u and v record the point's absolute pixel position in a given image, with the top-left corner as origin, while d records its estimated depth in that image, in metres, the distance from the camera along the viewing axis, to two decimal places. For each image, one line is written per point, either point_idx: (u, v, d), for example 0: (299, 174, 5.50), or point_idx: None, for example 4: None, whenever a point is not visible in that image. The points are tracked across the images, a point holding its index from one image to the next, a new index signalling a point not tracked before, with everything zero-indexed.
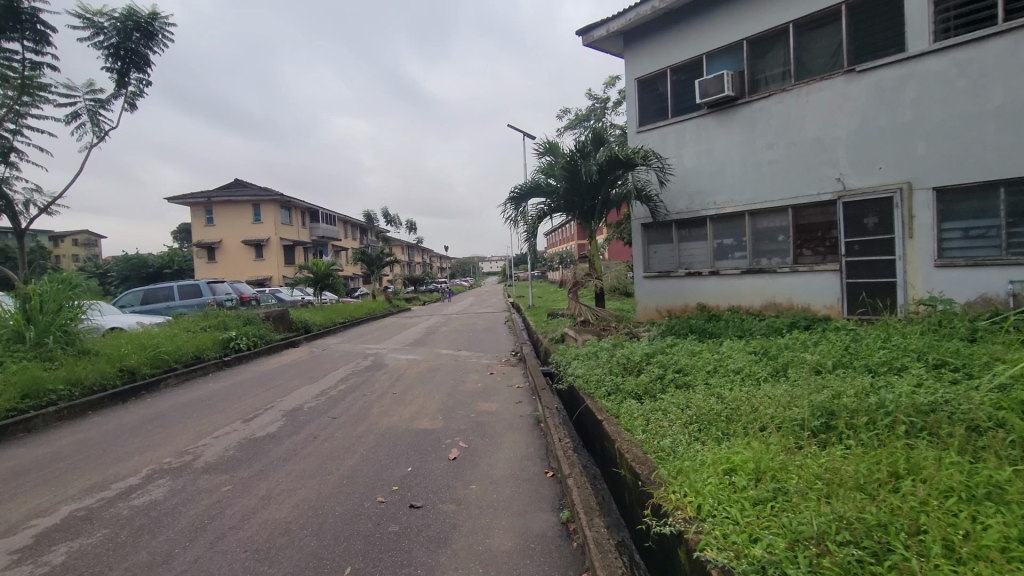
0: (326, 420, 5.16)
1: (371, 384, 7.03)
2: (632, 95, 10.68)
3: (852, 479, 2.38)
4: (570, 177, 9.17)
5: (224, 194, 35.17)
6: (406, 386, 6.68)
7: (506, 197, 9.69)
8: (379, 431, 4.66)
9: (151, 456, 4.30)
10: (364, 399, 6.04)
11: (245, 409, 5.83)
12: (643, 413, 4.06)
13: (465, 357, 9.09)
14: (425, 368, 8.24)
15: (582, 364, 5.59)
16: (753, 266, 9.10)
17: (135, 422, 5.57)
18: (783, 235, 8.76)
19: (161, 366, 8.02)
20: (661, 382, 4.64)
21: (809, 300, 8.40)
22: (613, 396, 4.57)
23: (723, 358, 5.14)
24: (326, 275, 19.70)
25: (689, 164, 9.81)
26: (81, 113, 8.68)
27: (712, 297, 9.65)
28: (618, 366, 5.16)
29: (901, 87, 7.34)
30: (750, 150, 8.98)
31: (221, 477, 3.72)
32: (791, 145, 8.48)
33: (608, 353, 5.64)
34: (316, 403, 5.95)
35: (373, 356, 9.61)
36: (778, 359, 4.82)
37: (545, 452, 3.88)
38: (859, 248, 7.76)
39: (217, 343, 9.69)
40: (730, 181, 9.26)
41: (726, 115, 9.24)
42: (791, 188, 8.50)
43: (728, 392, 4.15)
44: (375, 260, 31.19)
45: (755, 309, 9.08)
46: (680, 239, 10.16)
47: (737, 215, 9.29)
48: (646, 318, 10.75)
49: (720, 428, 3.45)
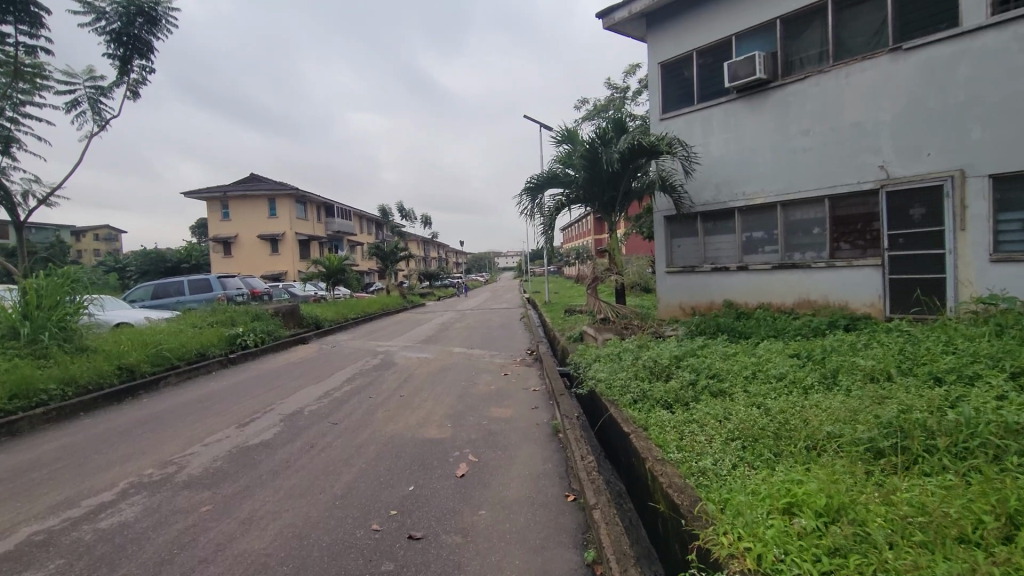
0: (326, 426, 4.77)
1: (378, 385, 6.64)
2: (655, 80, 10.15)
3: (956, 524, 1.88)
4: (591, 166, 8.66)
5: (240, 188, 35.18)
6: (415, 388, 6.28)
7: (522, 188, 9.22)
8: (382, 440, 4.26)
9: (132, 466, 3.93)
10: (369, 402, 5.65)
11: (243, 412, 5.47)
12: (676, 426, 3.59)
13: (478, 355, 8.67)
14: (437, 367, 7.84)
15: (605, 366, 5.13)
16: (784, 261, 8.55)
17: (126, 425, 5.24)
18: (818, 228, 8.20)
19: (162, 364, 7.72)
20: (694, 390, 4.16)
21: (846, 297, 7.85)
22: (642, 405, 4.11)
23: (762, 362, 4.64)
24: (339, 270, 19.42)
25: (716, 153, 9.27)
26: (81, 100, 8.38)
27: (740, 294, 9.12)
28: (644, 370, 4.69)
29: (953, 66, 6.74)
30: (784, 137, 8.42)
31: (202, 495, 3.33)
32: (828, 130, 7.90)
33: (633, 354, 5.17)
34: (318, 406, 5.57)
35: (383, 354, 9.23)
36: (826, 364, 4.32)
37: (565, 470, 3.43)
38: (903, 241, 7.17)
39: (222, 340, 9.39)
40: (761, 171, 8.71)
41: (757, 99, 8.68)
42: (828, 178, 7.92)
43: (772, 402, 3.67)
44: (390, 255, 30.96)
45: (786, 306, 8.54)
46: (706, 233, 9.63)
47: (768, 206, 8.74)
48: (668, 315, 10.23)
49: (771, 450, 2.97)
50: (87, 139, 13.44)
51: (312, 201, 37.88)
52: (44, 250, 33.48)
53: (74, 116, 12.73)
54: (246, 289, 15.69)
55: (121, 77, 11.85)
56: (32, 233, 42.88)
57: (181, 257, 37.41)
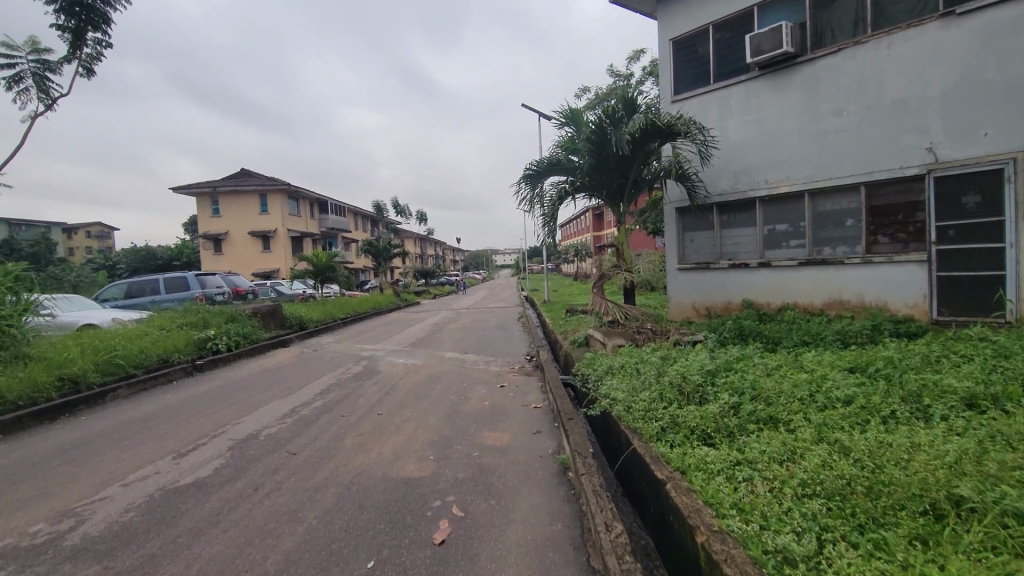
0: (283, 458, 3.88)
1: (355, 399, 5.74)
2: (666, 59, 9.27)
3: None
4: (597, 151, 7.76)
5: (230, 183, 34.18)
6: (396, 404, 5.38)
7: (521, 176, 8.33)
8: (347, 480, 3.37)
9: (18, 521, 3.02)
10: (339, 424, 4.75)
11: (188, 436, 4.56)
12: (726, 473, 2.72)
13: (471, 362, 7.77)
14: (425, 376, 6.95)
15: (621, 382, 4.27)
16: (813, 256, 7.70)
17: (45, 451, 4.33)
18: (851, 220, 7.33)
19: (113, 373, 6.80)
20: (738, 419, 3.29)
21: (884, 297, 7.00)
22: (673, 439, 3.22)
23: (817, 380, 3.77)
24: (329, 267, 18.42)
25: (736, 137, 8.40)
26: (25, 75, 7.45)
27: (762, 293, 8.25)
28: (670, 388, 3.82)
29: (1016, 32, 5.92)
30: (813, 118, 7.56)
31: (87, 572, 2.44)
32: (866, 110, 7.05)
33: (654, 367, 4.29)
34: (280, 428, 4.68)
35: (367, 360, 8.35)
36: (904, 385, 3.45)
37: (584, 536, 2.54)
38: (954, 233, 6.33)
39: (190, 344, 8.48)
40: (787, 156, 7.84)
41: (783, 76, 7.82)
42: (865, 162, 7.06)
43: (849, 439, 2.81)
44: (382, 252, 29.98)
45: (815, 307, 7.68)
46: (723, 226, 8.76)
47: (793, 195, 7.89)
48: (680, 315, 9.34)
49: (872, 524, 2.12)
50: (33, 117, 12.44)
51: (304, 196, 36.90)
52: (30, 246, 32.46)
53: (20, 93, 11.71)
54: (227, 287, 14.74)
55: (73, 52, 10.95)
56: (21, 229, 41.86)
57: (169, 254, 36.40)
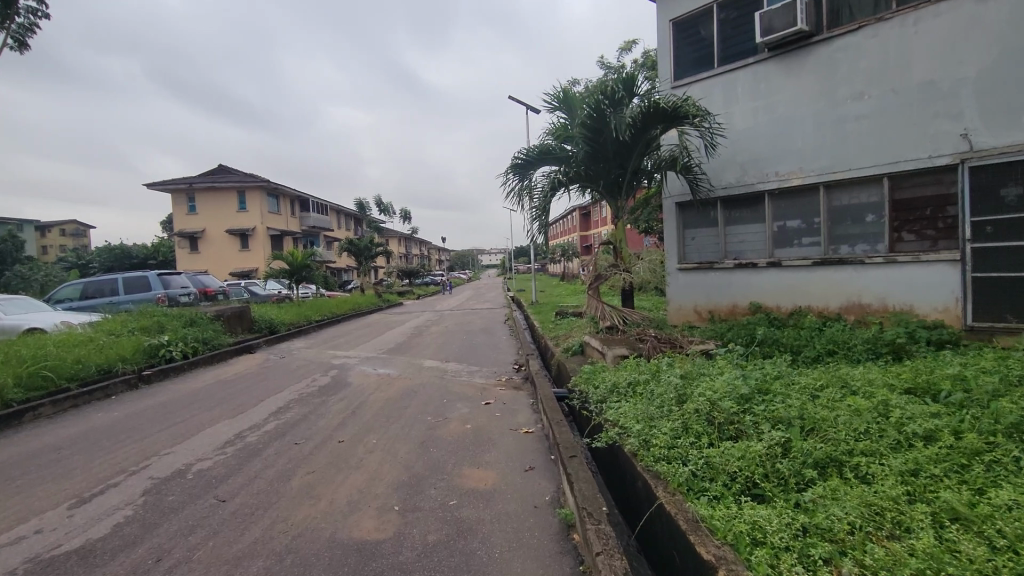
0: (208, 508, 3.05)
1: (316, 419, 4.91)
2: (665, 42, 8.53)
3: None
4: (594, 137, 7.01)
5: (207, 179, 32.95)
6: (360, 428, 4.54)
7: (509, 165, 7.55)
8: (280, 547, 2.55)
9: None
10: (289, 456, 3.91)
11: (99, 474, 3.70)
12: (797, 550, 1.98)
13: (453, 372, 6.94)
14: (400, 389, 6.13)
15: (631, 407, 3.50)
16: (829, 255, 7.01)
17: None
18: (872, 215, 6.65)
19: (38, 388, 5.87)
20: (794, 464, 2.55)
21: (909, 300, 6.32)
22: (712, 495, 2.47)
23: (880, 406, 3.04)
24: (306, 266, 17.40)
25: (743, 125, 7.72)
26: None
27: (771, 295, 7.54)
28: (697, 417, 3.08)
29: None
30: (830, 104, 6.89)
31: None
32: (890, 93, 6.39)
33: (671, 388, 3.53)
34: (216, 462, 3.83)
35: (337, 370, 7.50)
36: (998, 415, 2.72)
37: None
38: (991, 230, 5.68)
39: (139, 352, 7.58)
40: (801, 146, 7.15)
41: (796, 58, 7.14)
42: (890, 152, 6.38)
43: (960, 501, 2.07)
44: (363, 251, 28.95)
45: (831, 311, 6.98)
46: (727, 222, 8.06)
47: (806, 189, 7.21)
48: (679, 319, 8.59)
49: None
50: None
51: (284, 193, 35.74)
52: None
53: None
54: (194, 287, 13.73)
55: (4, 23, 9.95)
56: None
57: (143, 252, 35.05)
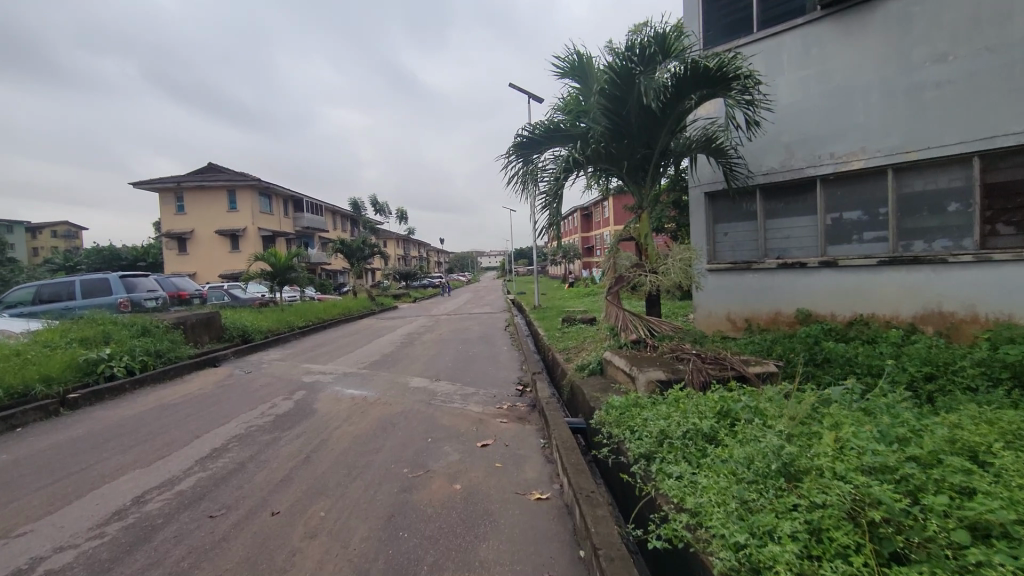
0: None
1: (254, 469, 3.67)
2: (692, 5, 7.28)
3: None
4: (616, 108, 5.78)
5: (196, 178, 31.64)
6: (311, 486, 3.31)
7: (511, 146, 6.31)
8: None
9: None
10: (193, 540, 2.67)
11: None
12: None
13: (443, 396, 5.69)
14: (375, 420, 4.88)
15: (708, 483, 2.26)
16: (898, 253, 5.78)
17: None
18: (956, 204, 5.44)
19: None
20: None
21: (1007, 307, 5.09)
22: None
23: None
24: (291, 266, 15.93)
25: (790, 99, 6.50)
26: None
27: (824, 301, 6.31)
28: (834, 517, 1.83)
29: None
30: (901, 69, 5.68)
31: None
32: (981, 53, 5.19)
33: (768, 451, 2.29)
34: (79, 554, 2.58)
35: (306, 391, 6.22)
36: None
37: None
38: None
39: (68, 370, 6.32)
40: (864, 120, 5.93)
41: (856, 16, 5.93)
42: (983, 123, 5.17)
43: None
44: (355, 252, 27.59)
45: (901, 320, 5.73)
46: (769, 215, 6.83)
47: (869, 174, 5.99)
48: (709, 328, 7.34)
49: None
50: None
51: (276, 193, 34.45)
52: None
53: None
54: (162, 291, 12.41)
55: None
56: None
57: (132, 255, 33.97)
